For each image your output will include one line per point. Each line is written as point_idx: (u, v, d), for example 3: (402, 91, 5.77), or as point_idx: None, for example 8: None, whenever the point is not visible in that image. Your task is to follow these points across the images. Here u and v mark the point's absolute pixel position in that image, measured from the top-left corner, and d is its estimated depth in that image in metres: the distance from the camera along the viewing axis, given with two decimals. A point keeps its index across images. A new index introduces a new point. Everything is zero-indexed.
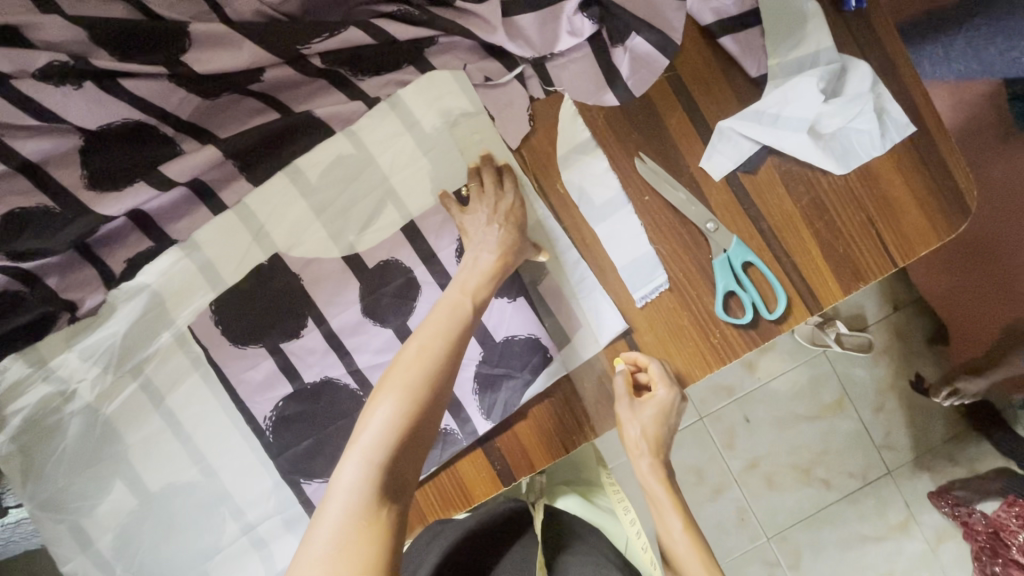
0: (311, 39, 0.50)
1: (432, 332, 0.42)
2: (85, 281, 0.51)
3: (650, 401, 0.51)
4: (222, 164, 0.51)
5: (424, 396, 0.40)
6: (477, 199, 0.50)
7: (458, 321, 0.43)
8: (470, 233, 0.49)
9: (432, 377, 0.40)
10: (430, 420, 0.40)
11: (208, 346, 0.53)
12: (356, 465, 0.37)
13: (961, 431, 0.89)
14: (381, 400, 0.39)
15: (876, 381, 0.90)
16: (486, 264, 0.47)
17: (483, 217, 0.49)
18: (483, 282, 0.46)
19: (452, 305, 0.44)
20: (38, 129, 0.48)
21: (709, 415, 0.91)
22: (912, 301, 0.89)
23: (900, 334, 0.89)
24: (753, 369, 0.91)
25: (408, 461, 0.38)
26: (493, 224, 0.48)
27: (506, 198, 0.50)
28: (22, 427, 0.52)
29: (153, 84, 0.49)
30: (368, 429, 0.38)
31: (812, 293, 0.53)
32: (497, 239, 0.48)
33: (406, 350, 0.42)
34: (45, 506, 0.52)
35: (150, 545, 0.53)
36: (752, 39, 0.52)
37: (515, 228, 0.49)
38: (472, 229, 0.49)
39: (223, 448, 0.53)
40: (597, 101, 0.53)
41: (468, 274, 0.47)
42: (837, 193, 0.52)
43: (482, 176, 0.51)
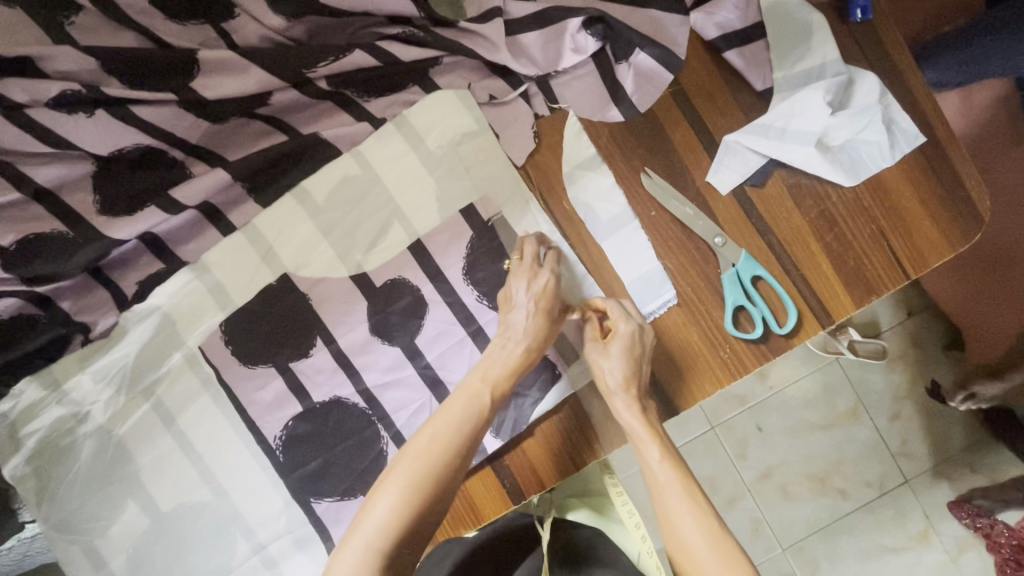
0: (316, 63, 0.51)
1: (446, 423, 0.44)
2: (98, 304, 0.52)
3: (615, 340, 0.49)
4: (233, 187, 0.52)
5: (430, 488, 0.42)
6: (515, 271, 0.49)
7: (473, 415, 0.44)
8: (504, 315, 0.49)
9: (438, 471, 0.42)
10: (432, 513, 0.42)
11: (219, 367, 0.53)
12: (358, 550, 0.39)
13: (980, 439, 0.87)
14: (388, 487, 0.41)
15: (891, 388, 0.88)
16: (513, 355, 0.47)
17: (518, 299, 0.48)
18: (505, 374, 0.46)
19: (471, 396, 0.45)
20: (52, 156, 0.49)
21: (720, 425, 0.90)
22: (927, 309, 0.88)
23: (915, 342, 0.88)
24: (765, 382, 0.90)
25: (408, 551, 0.41)
26: (528, 311, 0.48)
27: (541, 280, 0.48)
28: (36, 449, 0.52)
29: (165, 111, 0.49)
30: (369, 519, 0.40)
31: (824, 308, 0.52)
32: (527, 329, 0.47)
33: (419, 437, 0.43)
34: (59, 527, 0.53)
35: (161, 565, 0.53)
36: (758, 53, 0.52)
37: (546, 313, 0.48)
38: (507, 310, 0.49)
39: (234, 467, 0.53)
40: (602, 117, 0.53)
41: (492, 362, 0.47)
42: (846, 205, 0.52)
43: (524, 248, 0.50)
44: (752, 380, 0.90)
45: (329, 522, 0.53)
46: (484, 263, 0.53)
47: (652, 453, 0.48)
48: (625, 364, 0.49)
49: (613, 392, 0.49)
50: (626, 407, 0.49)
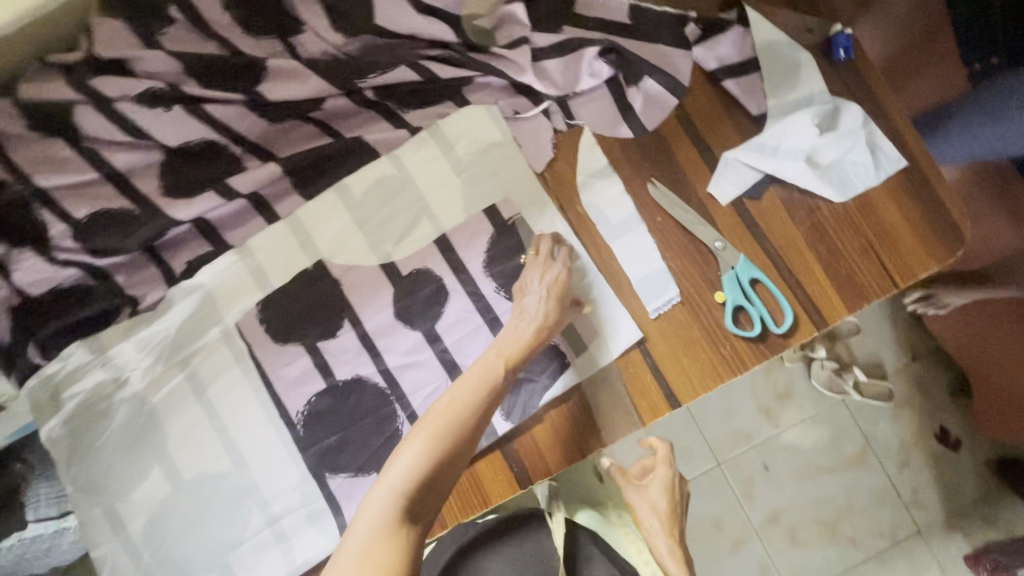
0: (366, 75, 0.58)
1: (466, 385, 0.47)
2: (150, 278, 0.57)
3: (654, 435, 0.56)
4: (282, 180, 0.58)
5: (451, 440, 0.44)
6: (530, 265, 0.54)
7: (489, 383, 0.48)
8: (517, 301, 0.53)
9: (460, 429, 0.45)
10: (453, 464, 0.44)
11: (253, 342, 0.57)
12: (384, 492, 0.42)
13: (993, 488, 0.88)
14: (412, 439, 0.44)
15: (900, 435, 0.89)
16: (526, 334, 0.51)
17: (532, 287, 0.53)
18: (520, 350, 0.50)
19: (487, 366, 0.49)
20: (128, 143, 0.55)
21: (727, 461, 0.90)
22: (928, 352, 0.90)
23: (921, 388, 0.90)
24: (771, 417, 0.90)
25: (430, 498, 0.43)
26: (543, 296, 0.52)
27: (554, 274, 0.53)
28: (76, 410, 0.56)
29: (232, 110, 0.56)
30: (395, 465, 0.43)
31: (819, 311, 0.56)
32: (539, 311, 0.52)
33: (440, 399, 0.47)
34: (84, 489, 0.55)
35: (175, 535, 0.55)
36: (754, 84, 0.59)
37: (558, 300, 0.52)
38: (520, 297, 0.53)
39: (257, 441, 0.56)
40: (614, 133, 0.59)
41: (506, 340, 0.51)
42: (836, 217, 0.57)
43: (539, 244, 0.55)
44: (758, 418, 0.90)
45: (342, 497, 0.55)
46: (503, 258, 0.57)
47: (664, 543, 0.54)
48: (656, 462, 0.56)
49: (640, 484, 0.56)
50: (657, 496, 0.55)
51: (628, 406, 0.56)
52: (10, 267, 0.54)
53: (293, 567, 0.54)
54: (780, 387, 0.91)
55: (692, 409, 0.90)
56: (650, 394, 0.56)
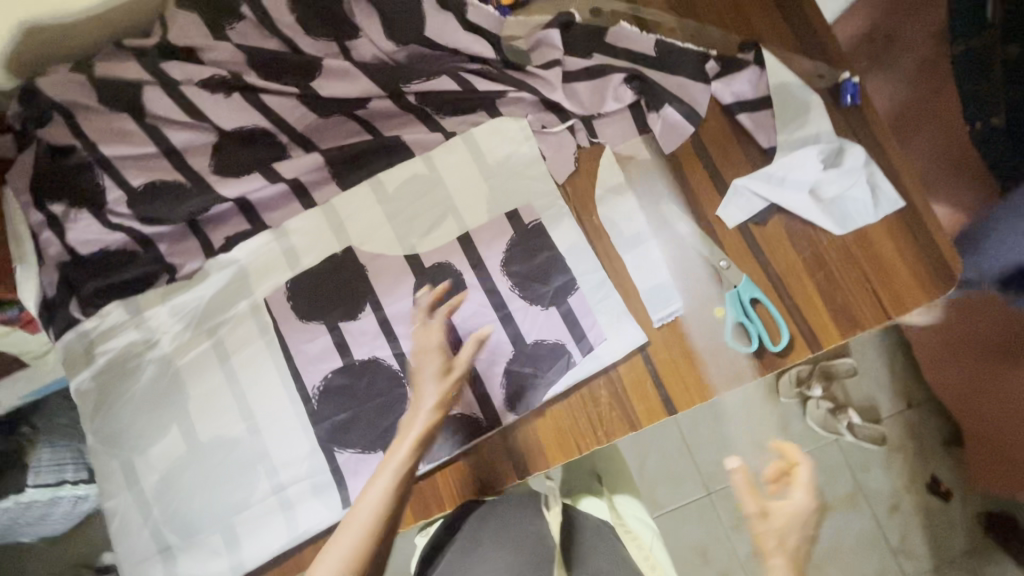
0: (411, 81, 0.63)
1: (381, 473, 0.49)
2: (190, 249, 0.61)
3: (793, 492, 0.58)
4: (322, 169, 0.63)
5: (379, 525, 0.48)
6: (421, 338, 0.55)
7: (399, 469, 0.50)
8: (414, 387, 0.53)
9: (378, 525, 0.48)
10: (382, 547, 0.48)
11: (278, 317, 0.60)
12: None
13: (982, 543, 0.89)
14: (341, 537, 0.47)
15: (892, 480, 0.91)
16: (420, 428, 0.51)
17: (427, 378, 0.53)
18: (418, 441, 0.51)
19: (393, 456, 0.50)
20: (187, 123, 0.60)
21: (717, 491, 0.92)
22: (925, 400, 0.93)
23: (915, 433, 0.92)
24: (763, 450, 0.92)
25: None
26: (434, 389, 0.52)
27: (427, 366, 0.53)
28: (106, 365, 0.59)
29: (284, 102, 0.61)
30: None
31: (813, 335, 0.59)
32: (435, 402, 0.52)
33: (366, 488, 0.49)
34: (105, 442, 0.58)
35: (183, 494, 0.57)
36: (765, 119, 0.63)
37: (451, 391, 0.53)
38: (417, 384, 0.53)
39: (272, 411, 0.59)
40: (632, 154, 0.64)
41: (405, 433, 0.51)
42: (835, 247, 0.60)
43: (427, 321, 0.56)
44: (751, 450, 0.92)
45: (348, 471, 0.57)
46: (521, 258, 0.61)
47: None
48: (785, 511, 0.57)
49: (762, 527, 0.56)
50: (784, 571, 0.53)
51: (627, 409, 0.58)
52: (66, 226, 0.59)
53: (293, 535, 0.57)
54: (775, 422, 0.93)
55: (687, 433, 0.93)
56: (648, 399, 0.58)
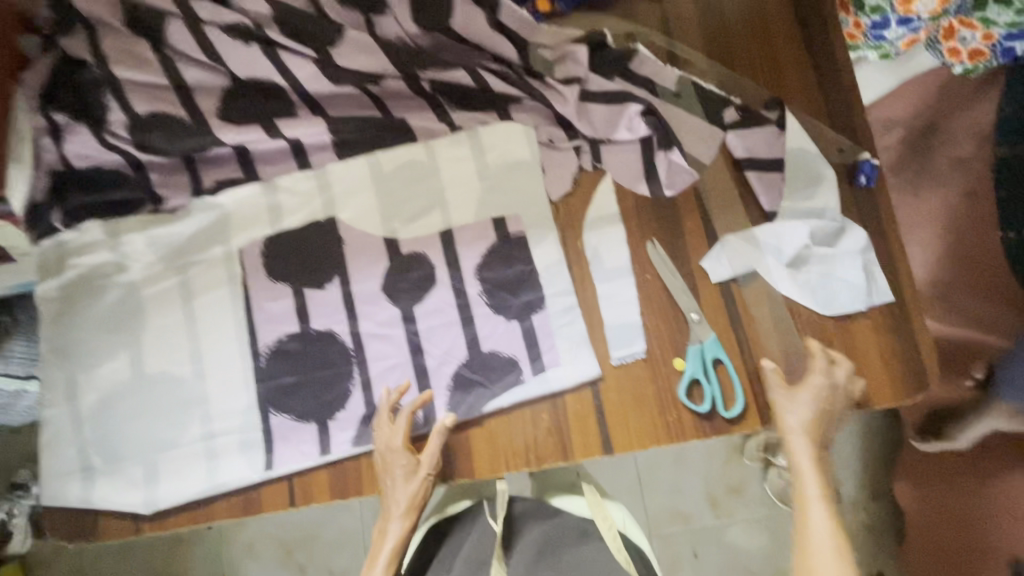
0: (427, 67, 0.62)
1: (381, 545, 0.55)
2: (180, 185, 0.62)
3: (807, 380, 0.55)
4: (323, 136, 0.63)
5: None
6: (386, 427, 0.56)
7: (392, 541, 0.54)
8: (385, 482, 0.55)
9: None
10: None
11: (248, 270, 0.61)
12: None
13: None
14: None
15: None
16: (402, 517, 0.54)
17: (395, 474, 0.55)
18: (404, 523, 0.54)
19: (384, 532, 0.55)
20: (203, 63, 0.61)
21: (658, 537, 0.90)
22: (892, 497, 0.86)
23: (872, 528, 0.86)
24: (714, 507, 0.91)
25: None
26: (408, 482, 0.54)
27: (395, 463, 0.55)
28: (75, 279, 0.60)
29: (300, 61, 0.61)
30: None
31: (769, 409, 0.58)
32: (409, 497, 0.54)
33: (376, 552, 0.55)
34: (56, 352, 0.59)
35: (118, 421, 0.58)
36: (773, 182, 0.62)
37: (424, 481, 0.55)
38: (387, 478, 0.55)
39: (221, 359, 0.59)
40: (632, 186, 0.62)
41: (391, 518, 0.55)
42: (811, 327, 0.59)
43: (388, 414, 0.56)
44: (703, 504, 0.91)
45: (278, 435, 0.57)
46: (496, 266, 0.61)
47: (813, 495, 0.51)
48: (810, 414, 0.54)
49: (793, 431, 0.54)
50: (808, 456, 0.53)
51: (565, 439, 0.58)
52: (66, 137, 0.60)
53: (211, 485, 0.57)
54: (732, 482, 0.91)
55: (644, 474, 0.92)
56: (588, 434, 0.58)
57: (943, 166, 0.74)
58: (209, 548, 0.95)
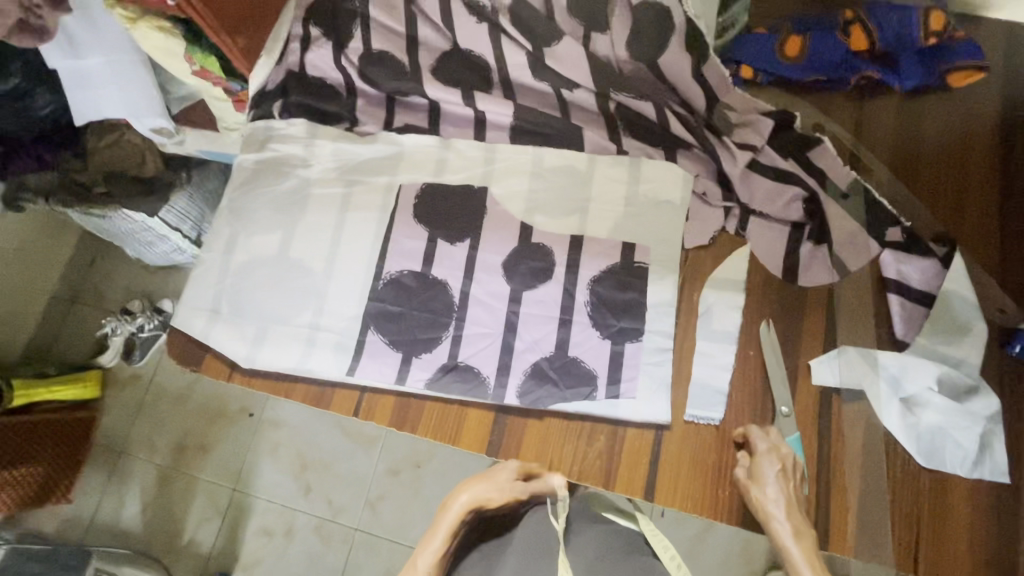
0: (621, 92, 0.68)
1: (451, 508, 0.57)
2: (375, 116, 0.71)
3: (770, 454, 0.55)
4: (506, 117, 0.69)
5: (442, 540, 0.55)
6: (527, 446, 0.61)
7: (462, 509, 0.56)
8: (490, 472, 0.58)
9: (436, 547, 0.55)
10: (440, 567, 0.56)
11: (400, 204, 0.68)
12: None
13: None
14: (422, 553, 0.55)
15: None
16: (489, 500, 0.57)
17: (502, 470, 0.58)
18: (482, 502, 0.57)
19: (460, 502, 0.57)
20: (436, 26, 0.70)
21: None
22: None
23: None
24: None
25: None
26: (513, 481, 0.57)
27: (500, 472, 0.58)
28: (268, 159, 0.71)
29: (514, 50, 0.69)
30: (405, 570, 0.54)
31: (827, 533, 0.55)
32: (504, 488, 0.57)
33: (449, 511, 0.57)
34: (231, 210, 0.70)
35: (252, 284, 0.67)
36: (915, 314, 0.59)
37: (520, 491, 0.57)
38: (495, 468, 0.58)
39: (350, 268, 0.67)
40: (767, 265, 0.63)
41: (477, 490, 0.57)
42: (904, 470, 0.56)
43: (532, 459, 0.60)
44: None
45: (368, 351, 0.63)
46: (610, 285, 0.63)
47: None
48: (790, 497, 0.53)
49: (775, 515, 0.52)
50: (794, 537, 0.51)
51: (612, 468, 0.59)
52: (311, 47, 0.71)
53: (300, 368, 0.64)
54: None
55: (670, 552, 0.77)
56: (635, 472, 0.58)
57: None
58: (240, 437, 1.00)
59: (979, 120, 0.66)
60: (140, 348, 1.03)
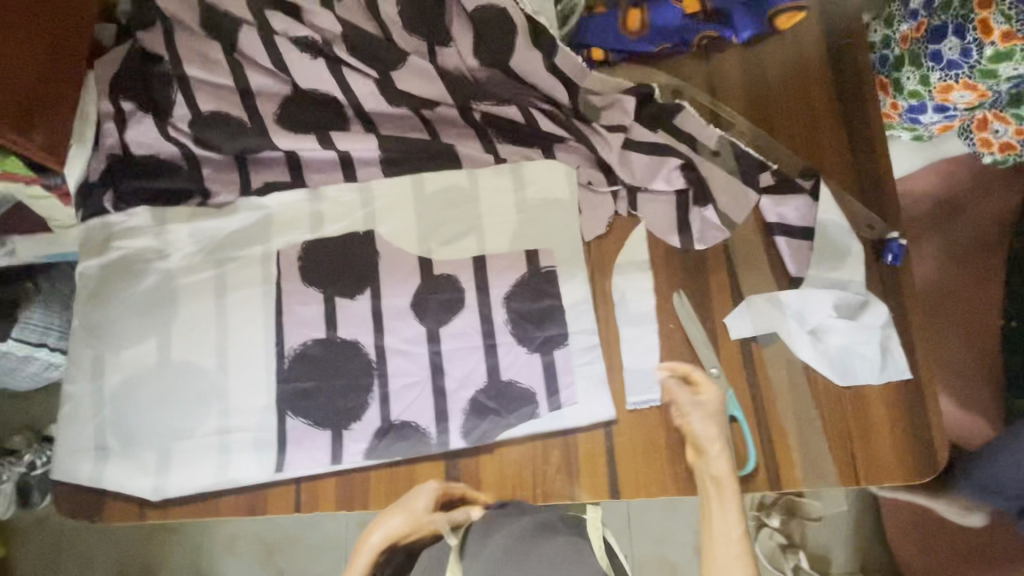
0: (482, 100, 0.66)
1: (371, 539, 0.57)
2: (228, 182, 0.64)
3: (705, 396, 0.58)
4: (372, 152, 0.65)
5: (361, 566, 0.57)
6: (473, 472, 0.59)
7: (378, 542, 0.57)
8: (406, 495, 0.58)
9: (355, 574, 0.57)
10: None
11: (283, 271, 0.63)
12: None
13: None
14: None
15: None
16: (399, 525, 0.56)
17: (419, 493, 0.57)
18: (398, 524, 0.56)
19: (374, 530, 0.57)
20: (268, 70, 0.64)
21: None
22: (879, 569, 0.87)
23: None
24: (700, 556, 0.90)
25: None
26: (426, 499, 0.57)
27: (415, 501, 0.57)
28: (116, 260, 0.62)
29: (361, 80, 0.64)
30: None
31: (778, 474, 0.58)
32: (416, 508, 0.56)
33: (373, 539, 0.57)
34: (87, 329, 0.61)
35: (137, 406, 0.59)
36: (802, 249, 0.63)
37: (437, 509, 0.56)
38: (411, 492, 0.57)
39: (246, 354, 0.60)
40: (665, 237, 0.64)
41: (391, 521, 0.57)
42: (827, 396, 0.60)
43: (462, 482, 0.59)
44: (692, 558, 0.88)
45: (292, 439, 0.58)
46: (523, 297, 0.62)
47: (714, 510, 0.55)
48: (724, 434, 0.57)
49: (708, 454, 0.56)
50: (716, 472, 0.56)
51: (574, 479, 0.59)
52: (129, 124, 0.62)
53: (220, 480, 0.57)
54: None
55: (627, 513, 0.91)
56: (596, 474, 0.58)
57: (963, 241, 0.71)
58: (188, 541, 0.97)
59: (814, 53, 0.70)
60: (37, 490, 0.92)
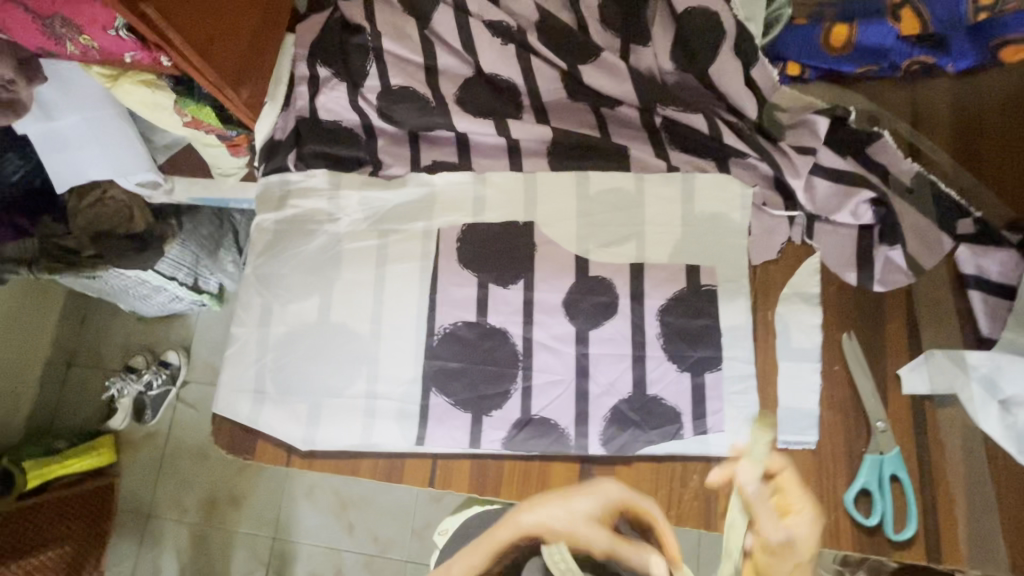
0: (667, 105, 0.63)
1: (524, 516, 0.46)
2: (401, 156, 0.66)
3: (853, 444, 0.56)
4: (543, 143, 0.65)
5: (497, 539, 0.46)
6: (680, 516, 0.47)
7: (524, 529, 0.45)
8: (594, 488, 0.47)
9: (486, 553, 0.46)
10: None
11: (442, 250, 0.63)
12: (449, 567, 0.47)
13: None
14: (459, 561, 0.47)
15: None
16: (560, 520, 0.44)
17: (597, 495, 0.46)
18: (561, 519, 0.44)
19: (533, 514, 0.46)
20: (456, 51, 0.65)
21: None
22: None
23: None
24: None
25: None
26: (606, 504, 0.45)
27: (581, 498, 0.46)
28: (291, 217, 0.65)
29: (546, 70, 0.64)
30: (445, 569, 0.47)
31: (938, 546, 0.54)
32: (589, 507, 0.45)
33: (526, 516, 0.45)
34: (259, 278, 0.64)
35: (297, 358, 0.62)
36: (1000, 308, 0.57)
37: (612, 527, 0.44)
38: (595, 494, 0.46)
39: (400, 325, 0.62)
40: (840, 273, 0.60)
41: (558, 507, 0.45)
42: (1008, 473, 0.54)
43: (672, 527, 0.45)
44: None
45: (434, 415, 0.59)
46: (680, 313, 0.60)
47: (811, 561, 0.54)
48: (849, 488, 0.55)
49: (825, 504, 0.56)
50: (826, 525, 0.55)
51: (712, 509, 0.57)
52: (321, 90, 0.65)
53: (364, 442, 0.60)
54: None
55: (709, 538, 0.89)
56: None
57: None
58: (272, 481, 1.02)
59: None
60: (150, 409, 1.03)
